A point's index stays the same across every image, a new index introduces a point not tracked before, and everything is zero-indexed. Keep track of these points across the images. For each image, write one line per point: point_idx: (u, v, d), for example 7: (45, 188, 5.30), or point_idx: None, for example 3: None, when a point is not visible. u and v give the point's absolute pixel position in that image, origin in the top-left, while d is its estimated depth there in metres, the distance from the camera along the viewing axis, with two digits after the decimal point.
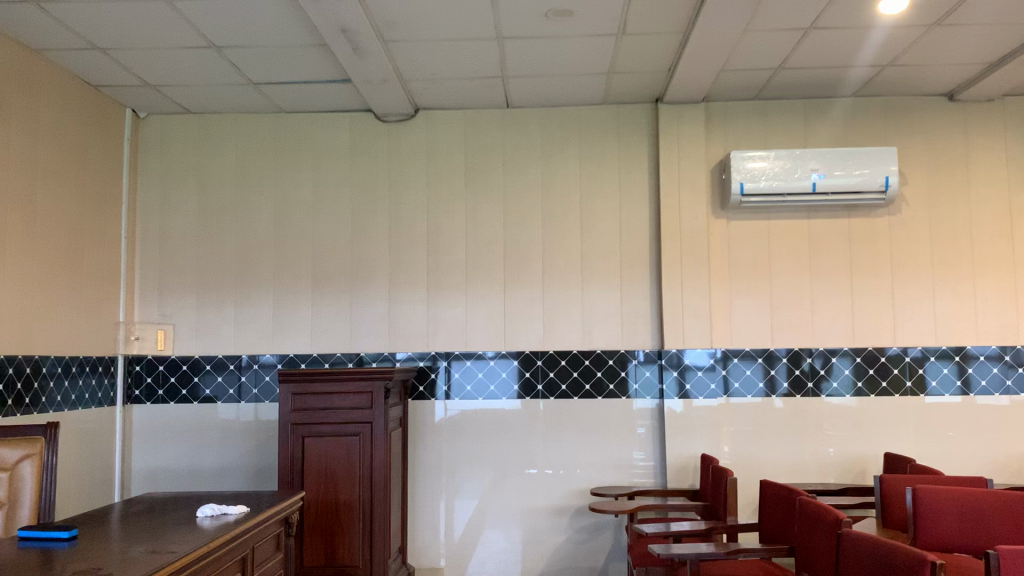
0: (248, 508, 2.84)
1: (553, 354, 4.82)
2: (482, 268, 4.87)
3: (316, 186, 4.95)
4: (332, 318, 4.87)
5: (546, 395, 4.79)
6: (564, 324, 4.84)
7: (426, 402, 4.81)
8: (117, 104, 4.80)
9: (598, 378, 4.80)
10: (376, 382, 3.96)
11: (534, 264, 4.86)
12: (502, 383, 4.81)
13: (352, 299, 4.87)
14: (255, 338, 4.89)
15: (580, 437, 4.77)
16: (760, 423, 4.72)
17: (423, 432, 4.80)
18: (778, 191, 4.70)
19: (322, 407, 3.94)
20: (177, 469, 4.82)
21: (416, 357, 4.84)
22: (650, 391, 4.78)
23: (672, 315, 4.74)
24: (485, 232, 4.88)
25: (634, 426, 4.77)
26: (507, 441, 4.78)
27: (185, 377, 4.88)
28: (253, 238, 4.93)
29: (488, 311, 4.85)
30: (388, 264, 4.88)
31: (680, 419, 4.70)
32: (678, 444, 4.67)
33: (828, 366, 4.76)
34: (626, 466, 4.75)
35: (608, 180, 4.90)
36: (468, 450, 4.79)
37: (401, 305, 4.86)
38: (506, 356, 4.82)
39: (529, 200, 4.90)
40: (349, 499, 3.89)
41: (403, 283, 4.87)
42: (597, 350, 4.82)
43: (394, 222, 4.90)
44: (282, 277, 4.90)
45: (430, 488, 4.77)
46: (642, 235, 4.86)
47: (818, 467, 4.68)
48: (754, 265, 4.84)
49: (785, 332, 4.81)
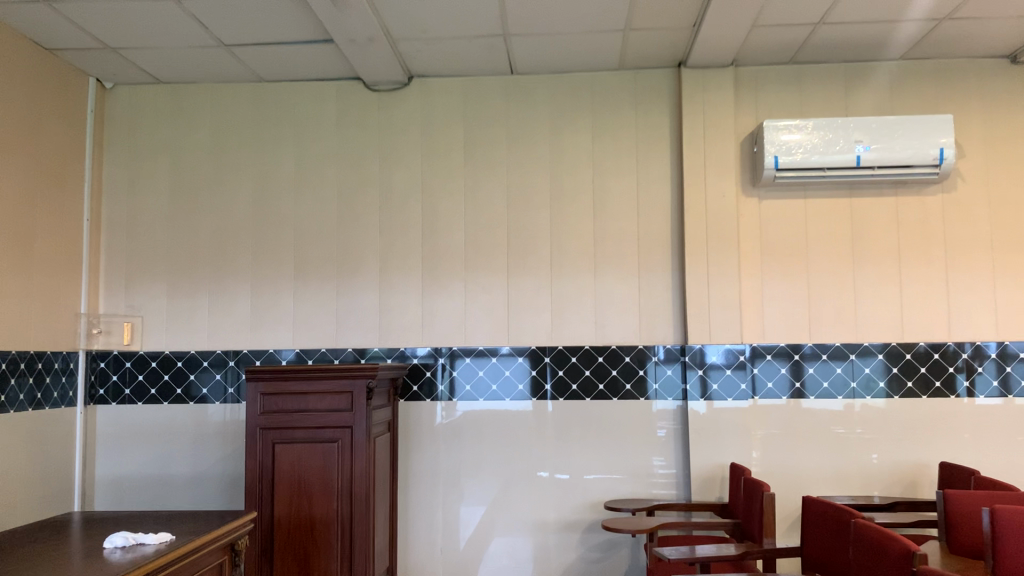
0: (176, 537, 2.36)
1: (562, 350, 4.30)
2: (484, 254, 4.35)
3: (299, 163, 4.45)
4: (316, 311, 4.37)
5: (555, 396, 4.27)
6: (575, 317, 4.31)
7: (420, 404, 4.30)
8: (79, 72, 4.33)
9: (613, 378, 4.27)
10: (356, 381, 3.44)
11: (542, 249, 4.34)
12: (505, 383, 4.29)
13: (339, 289, 4.37)
14: (232, 332, 4.40)
15: (593, 444, 4.24)
16: (796, 428, 4.18)
17: (417, 436, 4.29)
18: (817, 165, 4.16)
19: (295, 409, 3.45)
20: (146, 477, 4.35)
21: (410, 353, 4.33)
22: (672, 392, 4.25)
23: (698, 305, 4.21)
24: (487, 214, 4.37)
25: (653, 432, 4.24)
26: (510, 447, 4.26)
27: (154, 375, 4.40)
28: (229, 222, 4.44)
29: (490, 301, 4.34)
30: (379, 249, 4.38)
31: (705, 424, 4.16)
32: (703, 451, 4.14)
33: (874, 364, 4.21)
34: (645, 477, 4.21)
35: (624, 155, 4.37)
36: (467, 456, 4.27)
37: (393, 294, 4.36)
38: (510, 353, 4.30)
39: (536, 178, 4.38)
40: (325, 515, 3.39)
41: (395, 271, 4.37)
42: (612, 345, 4.29)
43: (385, 203, 4.40)
44: (262, 264, 4.41)
45: (425, 499, 4.27)
46: (663, 217, 4.33)
47: (863, 479, 4.14)
48: (789, 249, 4.29)
49: (825, 324, 4.26)
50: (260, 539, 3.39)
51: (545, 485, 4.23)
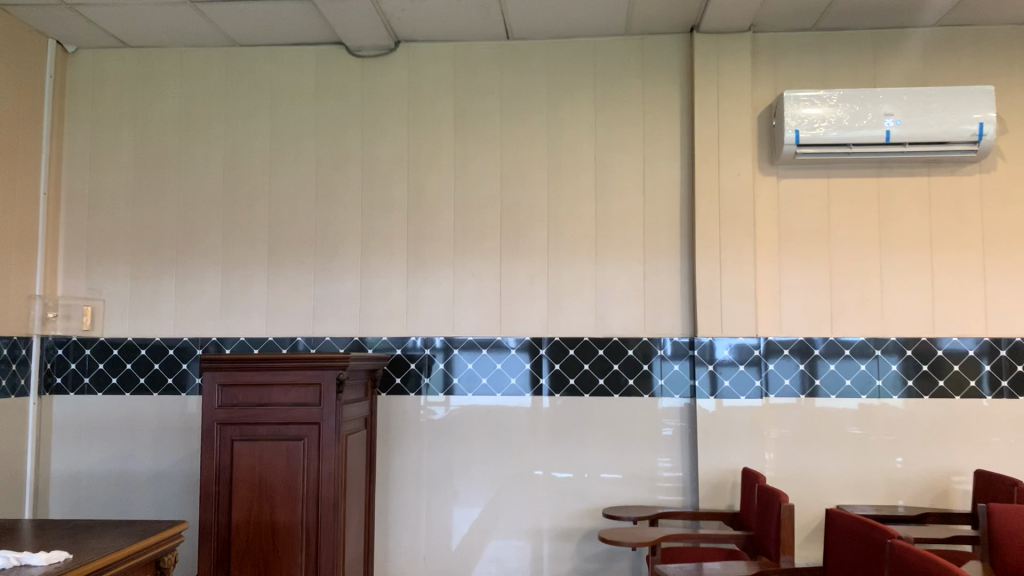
0: (72, 557, 2.01)
1: (559, 341, 3.92)
2: (476, 236, 3.98)
3: (275, 134, 4.09)
4: (292, 296, 4.01)
5: (550, 392, 3.90)
6: (574, 305, 3.94)
7: (404, 398, 3.94)
8: (36, 33, 3.98)
9: (614, 372, 3.89)
10: (325, 372, 3.08)
11: (539, 231, 3.97)
12: (497, 377, 3.92)
13: (317, 272, 4.01)
14: (201, 318, 4.04)
15: (592, 445, 3.87)
16: (815, 430, 3.81)
17: (399, 434, 3.93)
18: (843, 142, 3.77)
19: (256, 403, 3.09)
20: (104, 474, 4.00)
21: (393, 343, 3.97)
22: (679, 389, 3.87)
23: (709, 294, 3.83)
24: (478, 192, 4.00)
25: (658, 433, 3.86)
26: (501, 448, 3.90)
27: (116, 364, 4.04)
28: (200, 199, 4.09)
29: (481, 287, 3.97)
30: (361, 229, 4.02)
31: (716, 425, 3.79)
32: (712, 454, 3.77)
33: (902, 361, 3.82)
34: (649, 481, 3.84)
35: (630, 130, 3.98)
36: (454, 457, 3.91)
37: (375, 279, 3.99)
38: (502, 344, 3.93)
39: (533, 154, 4.00)
40: (289, 520, 3.03)
41: (378, 253, 4.00)
42: (614, 337, 3.91)
43: (368, 179, 4.03)
44: (235, 244, 4.06)
45: (408, 503, 3.91)
46: (672, 197, 3.95)
47: (889, 486, 3.76)
48: (810, 233, 3.91)
49: (848, 317, 3.87)
50: (215, 546, 3.03)
51: (539, 489, 3.87)
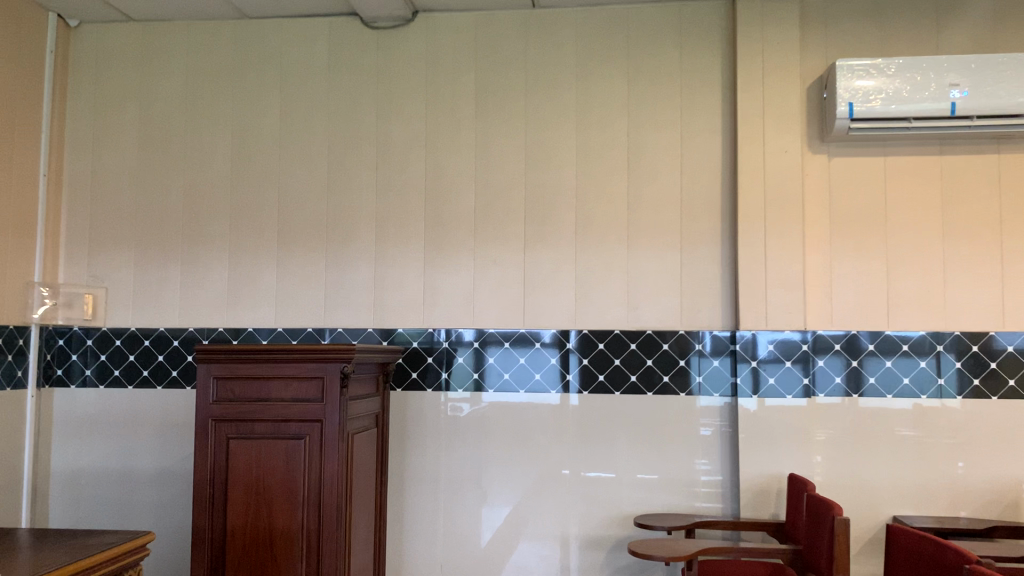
0: None
1: (587, 334, 3.62)
2: (498, 220, 3.70)
3: (286, 112, 3.84)
4: (302, 284, 3.76)
5: (578, 389, 3.60)
6: (604, 295, 3.64)
7: (420, 395, 3.67)
8: (36, 6, 3.77)
9: (648, 369, 3.58)
10: (328, 365, 2.81)
11: (566, 215, 3.67)
12: (520, 372, 3.63)
13: (329, 259, 3.75)
14: (207, 308, 3.81)
15: (623, 447, 3.57)
16: (870, 433, 3.46)
17: (415, 433, 3.66)
18: (902, 116, 3.42)
19: (254, 398, 2.84)
20: (105, 472, 3.79)
21: (409, 335, 3.70)
22: (719, 387, 3.55)
23: (751, 284, 3.50)
24: (501, 173, 3.71)
25: (695, 434, 3.54)
26: (525, 449, 3.61)
27: (119, 356, 3.83)
28: (207, 181, 3.86)
29: (504, 275, 3.68)
30: (375, 213, 3.75)
31: (759, 426, 3.46)
32: (755, 458, 3.45)
33: (967, 358, 3.45)
34: (685, 487, 3.52)
35: (666, 105, 3.66)
36: (474, 458, 3.63)
37: (390, 266, 3.73)
38: (526, 337, 3.64)
39: (560, 131, 3.70)
40: (288, 526, 2.77)
41: (393, 239, 3.73)
42: (648, 330, 3.60)
43: (383, 159, 3.77)
44: (243, 229, 3.82)
45: (425, 507, 3.63)
46: (712, 178, 3.62)
47: (952, 496, 3.40)
48: (864, 217, 3.56)
49: (907, 309, 3.51)
50: (209, 554, 2.79)
51: (565, 494, 3.57)
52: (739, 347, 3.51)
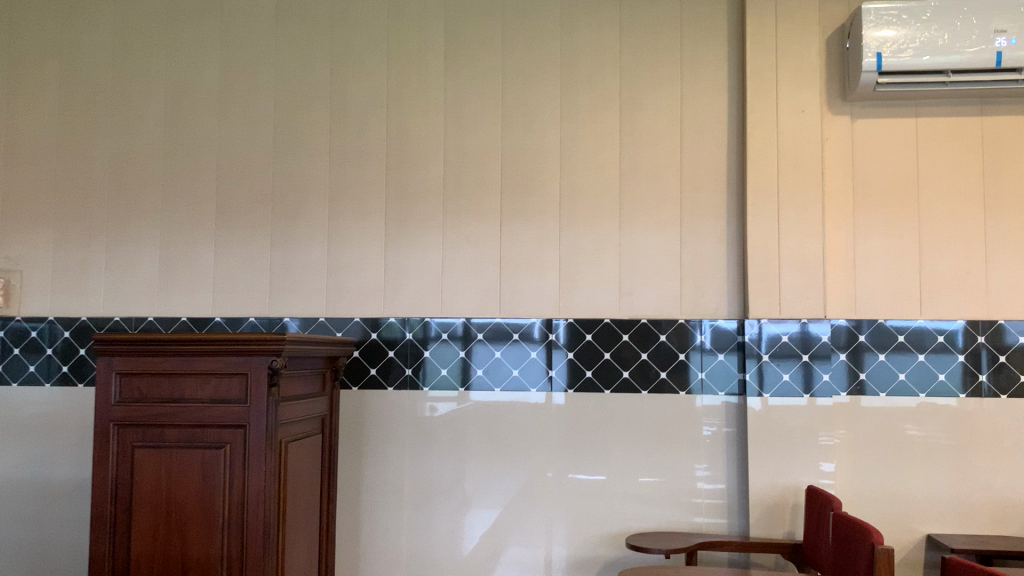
0: None
1: (573, 324, 3.13)
2: (470, 193, 3.20)
3: (227, 68, 3.33)
4: (245, 267, 3.26)
5: (562, 387, 3.11)
6: (593, 279, 3.14)
7: (380, 394, 3.17)
8: None
9: (643, 363, 3.09)
10: (253, 359, 2.33)
11: (549, 187, 3.17)
12: (496, 368, 3.14)
13: (275, 237, 3.26)
14: (135, 294, 3.30)
15: (615, 456, 3.08)
16: (900, 438, 2.98)
17: (375, 438, 3.16)
18: (939, 69, 2.92)
19: (164, 399, 2.35)
20: (19, 483, 3.28)
21: (366, 324, 3.20)
22: (725, 384, 3.06)
23: (763, 265, 3.01)
24: (473, 138, 3.21)
25: (698, 440, 3.05)
26: (501, 457, 3.11)
27: (35, 349, 3.32)
28: (136, 149, 3.35)
29: (477, 256, 3.18)
30: (329, 184, 3.25)
31: (772, 431, 2.97)
32: (767, 467, 2.96)
33: (1013, 351, 2.97)
34: (686, 500, 3.04)
35: (663, 60, 3.17)
36: (443, 468, 3.13)
37: (346, 246, 3.23)
38: (502, 327, 3.15)
39: (542, 90, 3.20)
40: (204, 554, 2.29)
41: (349, 214, 3.23)
42: (643, 319, 3.11)
43: (338, 122, 3.26)
44: (177, 204, 3.32)
45: (386, 524, 3.13)
46: (717, 144, 3.13)
47: (996, 513, 2.92)
48: (893, 188, 3.07)
49: (943, 294, 3.03)
50: None
51: (548, 509, 3.09)
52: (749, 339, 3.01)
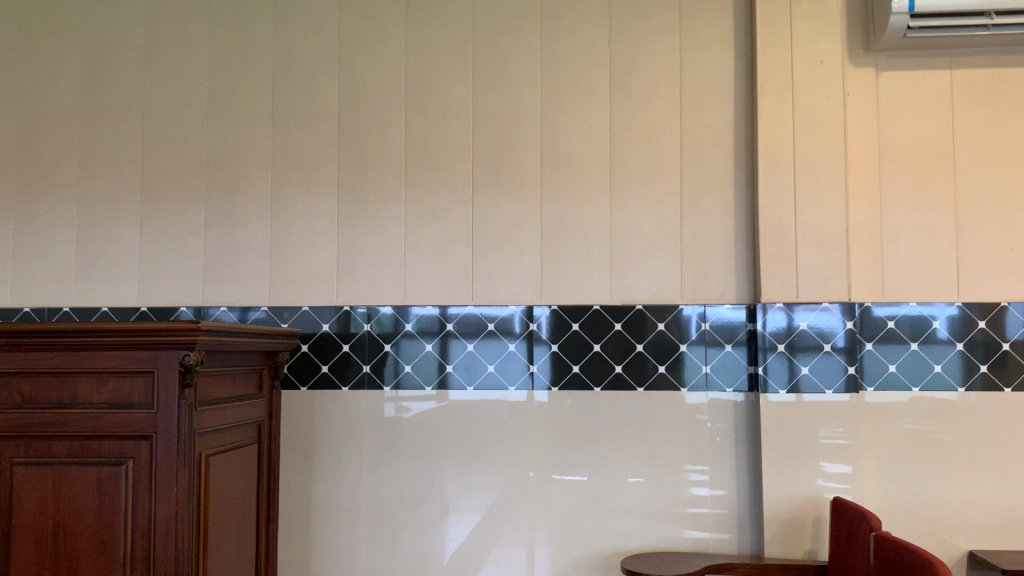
0: None
1: (557, 311, 2.69)
2: (436, 160, 2.75)
3: (153, 18, 2.87)
4: (176, 250, 2.80)
5: (545, 384, 2.68)
6: (579, 259, 2.70)
7: (333, 394, 2.73)
8: None
9: (639, 356, 2.66)
10: (160, 353, 1.87)
11: (527, 153, 2.73)
12: (468, 363, 2.70)
13: (211, 213, 2.80)
14: (48, 281, 2.83)
15: (607, 465, 2.65)
16: (936, 440, 2.57)
17: (328, 446, 2.72)
18: (981, 10, 2.49)
19: (51, 404, 1.89)
20: None
21: (317, 314, 2.75)
22: (733, 380, 2.63)
23: (777, 241, 2.59)
24: (440, 96, 2.77)
25: (704, 445, 2.63)
26: (475, 468, 2.67)
27: None
28: (48, 113, 2.88)
29: (445, 234, 2.74)
30: (272, 151, 2.80)
31: (790, 433, 2.54)
32: (784, 476, 2.54)
33: None
34: (691, 516, 2.61)
35: (659, 5, 2.73)
36: (408, 481, 2.69)
37: (292, 222, 2.78)
38: (474, 316, 2.71)
39: (519, 40, 2.76)
40: None
41: (296, 186, 2.78)
42: (638, 305, 2.67)
43: (282, 79, 2.81)
44: (97, 176, 2.85)
45: (341, 546, 2.69)
46: (721, 101, 2.70)
47: None
48: (926, 151, 2.65)
49: (984, 274, 2.61)
50: None
51: (530, 528, 2.65)
52: (762, 326, 2.58)
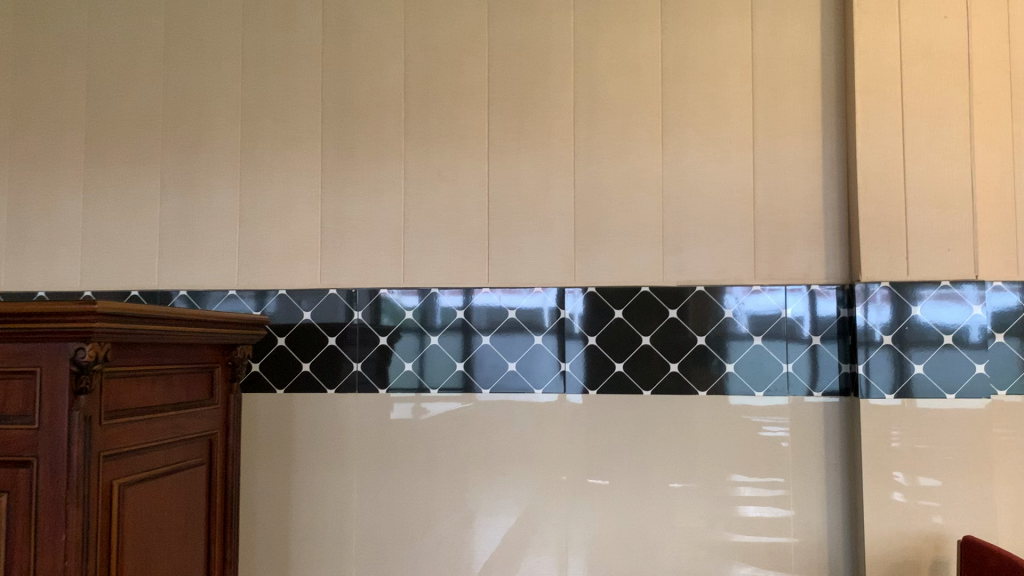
0: None
1: (596, 295, 2.13)
2: (443, 108, 2.20)
3: None
4: (126, 222, 2.29)
5: (581, 386, 2.12)
6: (622, 229, 2.14)
7: (317, 398, 2.19)
8: None
9: (701, 350, 2.09)
10: (45, 348, 1.35)
11: (557, 96, 2.17)
12: (482, 361, 2.15)
13: (169, 176, 2.28)
14: None
15: (660, 489, 2.07)
16: None
17: (311, 463, 2.18)
18: None
19: None
20: None
21: (298, 300, 2.22)
22: (822, 381, 2.06)
23: (881, 202, 2.00)
24: (449, 27, 2.22)
25: (784, 465, 2.05)
26: (492, 492, 2.12)
27: None
28: None
29: (453, 199, 2.19)
30: (242, 99, 2.27)
31: (901, 450, 1.95)
32: (894, 507, 1.94)
33: None
34: (769, 556, 2.04)
35: None
36: (407, 508, 2.14)
37: (267, 186, 2.25)
38: (492, 302, 2.16)
39: None
40: None
41: (272, 141, 2.25)
42: (698, 286, 2.11)
43: (256, 10, 2.28)
44: (34, 132, 2.34)
45: None
46: (806, 27, 2.11)
47: None
48: None
49: None
50: None
51: (561, 568, 2.09)
52: (862, 316, 1.99)
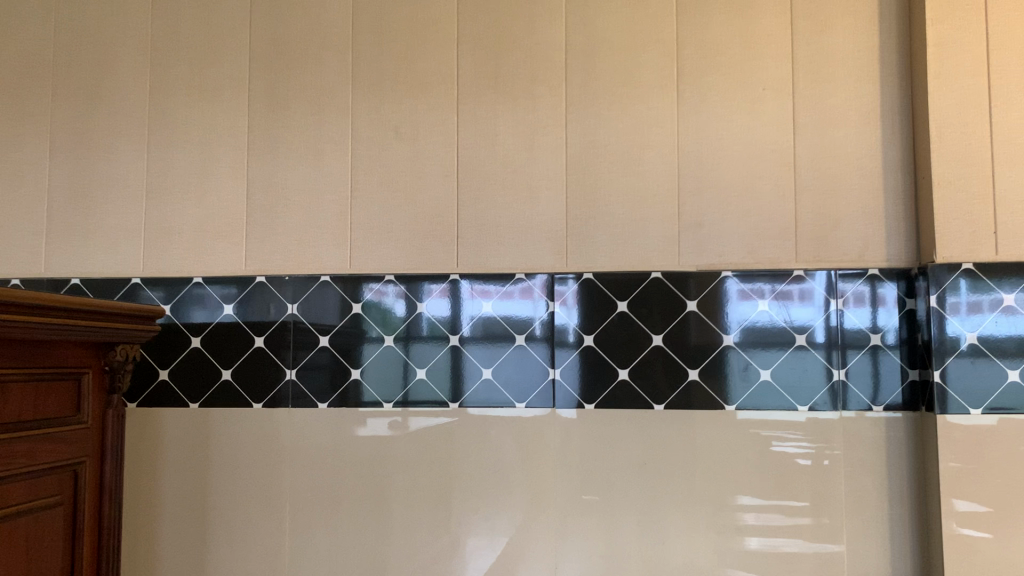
0: None
1: (594, 283, 1.68)
2: (400, 49, 1.76)
3: None
4: (7, 194, 1.84)
5: (573, 400, 1.66)
6: (625, 200, 1.69)
7: (240, 414, 1.73)
8: None
9: (727, 353, 1.64)
10: None
11: (543, 34, 1.73)
12: (450, 368, 1.70)
13: (62, 136, 1.83)
14: None
15: (674, 534, 1.61)
16: None
17: (231, 495, 1.72)
18: None
19: None
20: None
21: (219, 291, 1.77)
22: (881, 393, 1.60)
23: (960, 160, 1.54)
24: None
25: (835, 499, 1.59)
26: (460, 534, 1.66)
27: None
28: None
29: (412, 162, 1.74)
30: (153, 41, 1.82)
31: (991, 481, 1.48)
32: (984, 555, 1.47)
33: None
34: None
35: None
36: (351, 554, 1.67)
37: (182, 149, 1.80)
38: (462, 294, 1.71)
39: None
40: None
41: (189, 92, 1.80)
42: (723, 273, 1.66)
43: None
44: None
45: None
46: None
47: None
48: None
49: None
50: None
51: None
52: (944, 318, 1.53)
